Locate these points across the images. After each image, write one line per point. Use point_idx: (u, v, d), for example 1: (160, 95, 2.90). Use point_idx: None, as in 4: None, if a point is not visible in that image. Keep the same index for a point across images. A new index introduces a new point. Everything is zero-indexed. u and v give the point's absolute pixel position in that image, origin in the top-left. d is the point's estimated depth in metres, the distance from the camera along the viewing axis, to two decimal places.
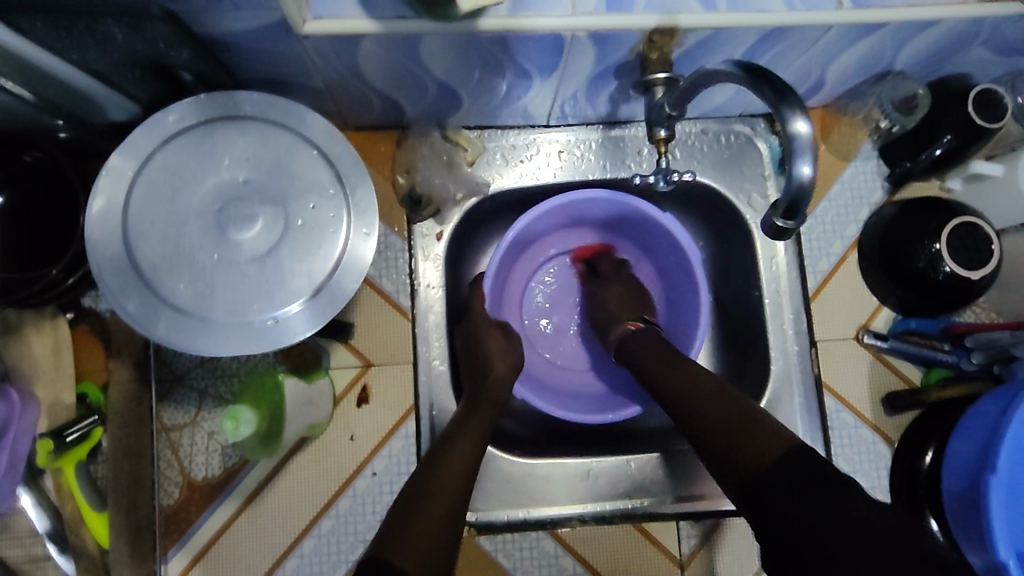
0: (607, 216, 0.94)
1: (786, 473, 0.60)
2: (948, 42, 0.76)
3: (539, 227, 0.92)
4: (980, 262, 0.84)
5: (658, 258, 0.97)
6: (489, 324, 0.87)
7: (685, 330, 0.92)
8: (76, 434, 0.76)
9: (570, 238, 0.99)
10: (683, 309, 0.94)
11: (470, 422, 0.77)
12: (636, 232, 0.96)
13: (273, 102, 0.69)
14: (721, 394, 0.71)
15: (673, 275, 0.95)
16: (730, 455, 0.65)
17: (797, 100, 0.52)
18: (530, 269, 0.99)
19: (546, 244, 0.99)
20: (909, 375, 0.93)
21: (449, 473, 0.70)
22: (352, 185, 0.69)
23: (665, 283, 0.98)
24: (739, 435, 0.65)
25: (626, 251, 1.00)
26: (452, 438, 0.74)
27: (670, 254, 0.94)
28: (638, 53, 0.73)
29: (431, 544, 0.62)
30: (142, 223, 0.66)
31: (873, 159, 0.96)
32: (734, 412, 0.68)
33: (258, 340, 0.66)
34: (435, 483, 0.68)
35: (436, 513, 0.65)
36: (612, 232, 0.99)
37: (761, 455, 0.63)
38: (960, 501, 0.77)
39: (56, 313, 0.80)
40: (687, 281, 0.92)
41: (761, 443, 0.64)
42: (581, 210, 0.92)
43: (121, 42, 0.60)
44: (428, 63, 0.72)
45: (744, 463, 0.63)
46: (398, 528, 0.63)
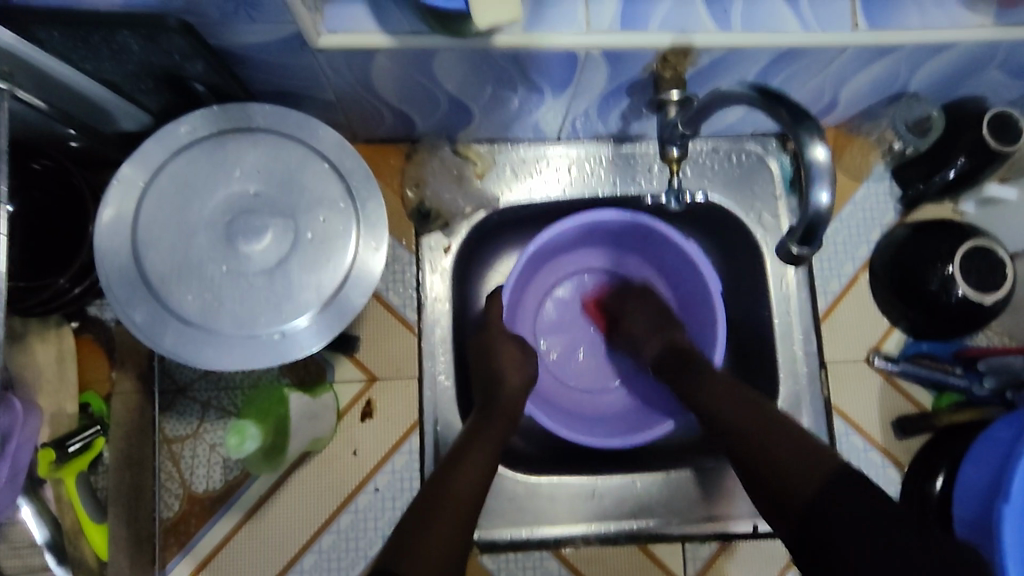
0: (627, 237, 0.94)
1: (837, 503, 0.60)
2: (964, 65, 0.75)
3: (560, 243, 0.92)
4: (992, 286, 0.83)
5: (677, 287, 0.96)
6: (504, 336, 0.86)
7: (700, 354, 0.91)
8: (79, 444, 0.76)
9: (591, 258, 0.99)
10: (699, 337, 0.92)
11: (483, 435, 0.76)
12: (657, 257, 0.96)
13: (285, 115, 0.69)
14: (771, 414, 0.70)
15: (690, 299, 0.94)
16: (779, 479, 0.65)
17: (814, 124, 0.51)
18: (548, 285, 0.98)
19: (566, 260, 0.98)
20: (920, 399, 0.92)
21: (458, 490, 0.69)
22: (362, 199, 0.68)
23: (682, 311, 0.97)
24: (783, 464, 0.65)
25: (645, 277, 1.00)
26: (464, 451, 0.73)
27: (689, 280, 0.93)
28: (651, 71, 0.72)
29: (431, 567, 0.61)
30: (152, 232, 0.65)
31: (885, 180, 0.95)
32: (779, 433, 0.68)
33: (264, 353, 0.65)
34: (446, 498, 0.67)
35: (433, 536, 0.63)
36: (633, 256, 0.98)
37: (812, 477, 0.63)
38: (975, 530, 0.75)
39: (61, 322, 0.80)
40: (704, 309, 0.91)
41: (808, 470, 0.64)
42: (606, 228, 0.92)
43: (135, 53, 0.60)
44: (441, 78, 0.72)
45: (792, 489, 0.63)
46: (404, 544, 0.62)
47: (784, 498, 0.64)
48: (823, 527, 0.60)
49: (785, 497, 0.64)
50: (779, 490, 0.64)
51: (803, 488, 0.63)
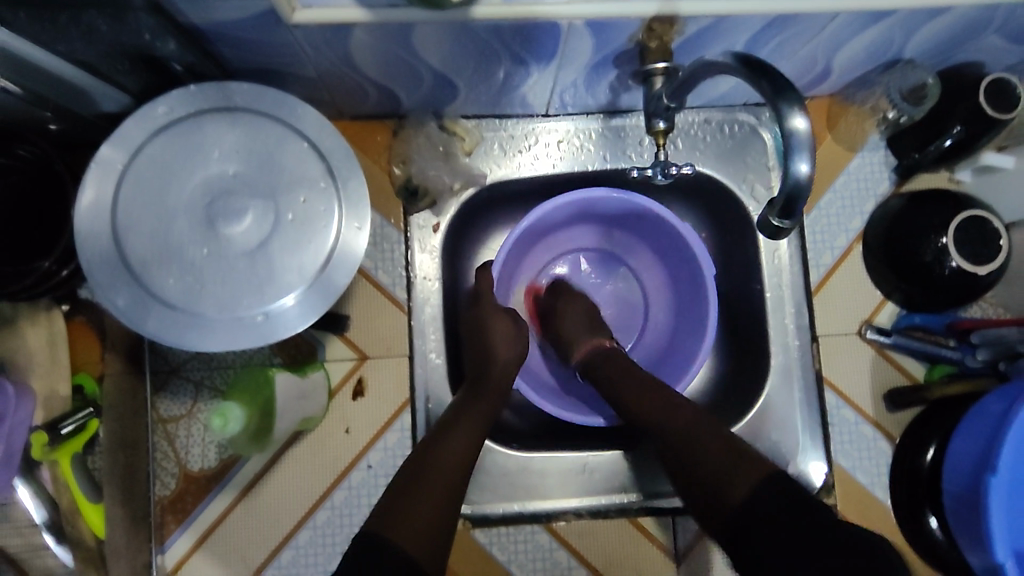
0: (621, 215, 0.93)
1: (760, 508, 0.57)
2: (960, 30, 0.73)
3: (554, 219, 0.91)
4: (987, 257, 0.82)
5: (672, 267, 0.95)
6: (497, 310, 0.85)
7: (690, 338, 0.91)
8: (71, 426, 0.76)
9: (587, 236, 0.98)
10: (690, 319, 0.92)
11: (472, 409, 0.76)
12: (654, 237, 0.94)
13: (264, 93, 0.68)
14: (681, 415, 0.69)
15: (684, 279, 0.93)
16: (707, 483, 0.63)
17: (795, 96, 0.49)
18: (543, 260, 0.98)
19: (561, 237, 0.97)
20: (911, 371, 0.92)
21: (448, 459, 0.69)
22: (343, 178, 0.68)
23: (676, 293, 0.96)
24: (705, 470, 0.63)
25: (641, 256, 0.98)
26: (451, 425, 0.73)
27: (683, 263, 0.92)
28: (636, 42, 0.70)
29: (423, 534, 0.62)
30: (132, 217, 0.65)
31: (881, 150, 0.94)
32: (697, 434, 0.67)
33: (249, 335, 0.65)
34: (435, 467, 0.68)
35: (431, 504, 0.64)
36: (629, 235, 0.97)
37: (735, 484, 0.61)
38: (961, 502, 0.76)
39: (50, 305, 0.80)
40: (697, 292, 0.91)
41: (725, 469, 0.62)
42: (604, 208, 0.91)
43: (105, 33, 0.59)
44: (422, 52, 0.71)
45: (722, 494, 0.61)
46: (394, 511, 0.63)
47: (714, 505, 0.61)
48: (749, 531, 0.57)
49: (716, 507, 0.61)
50: (714, 500, 0.61)
51: (732, 492, 0.60)
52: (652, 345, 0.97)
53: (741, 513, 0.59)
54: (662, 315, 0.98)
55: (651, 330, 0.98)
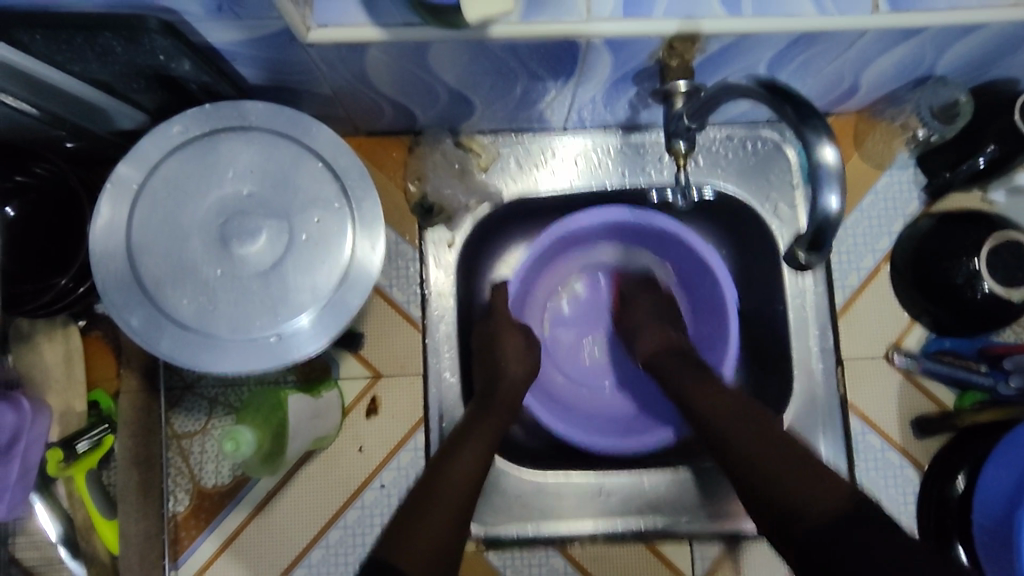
0: (648, 237, 0.91)
1: (854, 527, 0.57)
2: (995, 46, 0.70)
3: (578, 236, 0.90)
4: (1021, 280, 0.79)
5: (694, 291, 0.94)
6: (510, 325, 0.85)
7: (710, 366, 0.89)
8: (86, 444, 0.76)
9: (610, 254, 0.96)
10: (711, 346, 0.91)
11: (483, 424, 0.75)
12: (677, 259, 0.93)
13: (279, 113, 0.67)
14: (761, 425, 0.68)
15: (708, 304, 0.91)
16: (785, 496, 0.61)
17: (820, 123, 0.48)
18: (564, 275, 0.96)
19: (582, 254, 0.95)
20: (941, 398, 0.89)
21: (456, 477, 0.69)
22: (357, 199, 0.67)
23: (699, 319, 0.94)
24: (783, 483, 0.62)
25: (663, 278, 0.97)
26: (460, 441, 0.73)
27: (708, 290, 0.91)
28: (657, 59, 0.69)
29: (430, 556, 0.61)
30: (147, 237, 0.65)
31: (909, 168, 0.91)
32: (829, 493, 0.60)
33: (262, 357, 0.65)
34: (442, 483, 0.68)
35: (440, 524, 0.64)
36: (651, 258, 0.95)
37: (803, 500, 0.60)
38: (990, 535, 0.74)
39: (67, 321, 0.80)
40: (720, 319, 0.89)
41: (810, 481, 0.61)
42: (630, 226, 0.89)
43: (118, 54, 0.59)
44: (437, 70, 0.70)
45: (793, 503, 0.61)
46: (400, 531, 0.63)
47: (789, 519, 0.60)
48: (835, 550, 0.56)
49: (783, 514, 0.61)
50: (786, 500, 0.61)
51: (813, 509, 0.59)
52: None
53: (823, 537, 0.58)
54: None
55: (667, 355, 0.96)
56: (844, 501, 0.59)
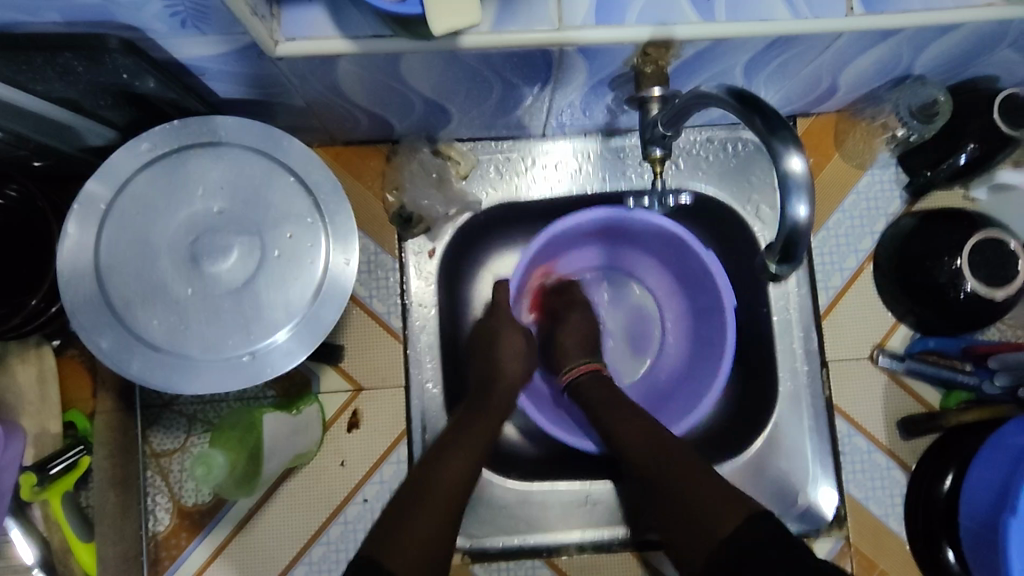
0: (644, 240, 0.91)
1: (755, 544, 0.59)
2: (971, 45, 0.70)
3: (572, 238, 0.90)
4: (1004, 279, 0.79)
5: (689, 296, 0.93)
6: (511, 321, 0.85)
7: (704, 372, 0.89)
8: (61, 466, 0.75)
9: (606, 259, 0.95)
10: (705, 352, 0.90)
11: (473, 428, 0.75)
12: (673, 264, 0.92)
13: (248, 127, 0.66)
14: (670, 447, 0.71)
15: (705, 310, 0.91)
16: (698, 522, 0.63)
17: (788, 133, 0.47)
18: (559, 279, 0.95)
19: (576, 257, 0.95)
20: (926, 398, 0.88)
21: (443, 481, 0.69)
22: (330, 212, 0.66)
23: (694, 325, 0.93)
24: (697, 502, 0.64)
25: (658, 283, 0.96)
26: (450, 443, 0.73)
27: (702, 295, 0.90)
28: (632, 65, 0.68)
29: (415, 556, 0.62)
30: (116, 257, 0.64)
31: (891, 167, 0.90)
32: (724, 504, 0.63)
33: (236, 375, 0.64)
34: (430, 487, 0.68)
35: (425, 528, 0.64)
36: (648, 260, 0.95)
37: (712, 524, 0.62)
38: (978, 538, 0.73)
39: (40, 341, 0.78)
40: (714, 325, 0.89)
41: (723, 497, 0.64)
42: (626, 229, 0.89)
43: (80, 73, 0.57)
44: (411, 80, 0.69)
45: (704, 526, 0.63)
46: (387, 533, 0.63)
47: (694, 538, 0.63)
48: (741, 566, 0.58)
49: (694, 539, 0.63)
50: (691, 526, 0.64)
51: (718, 529, 0.61)
52: (663, 377, 0.95)
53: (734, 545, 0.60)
54: (678, 345, 0.95)
55: (662, 363, 0.95)
56: (741, 522, 0.61)
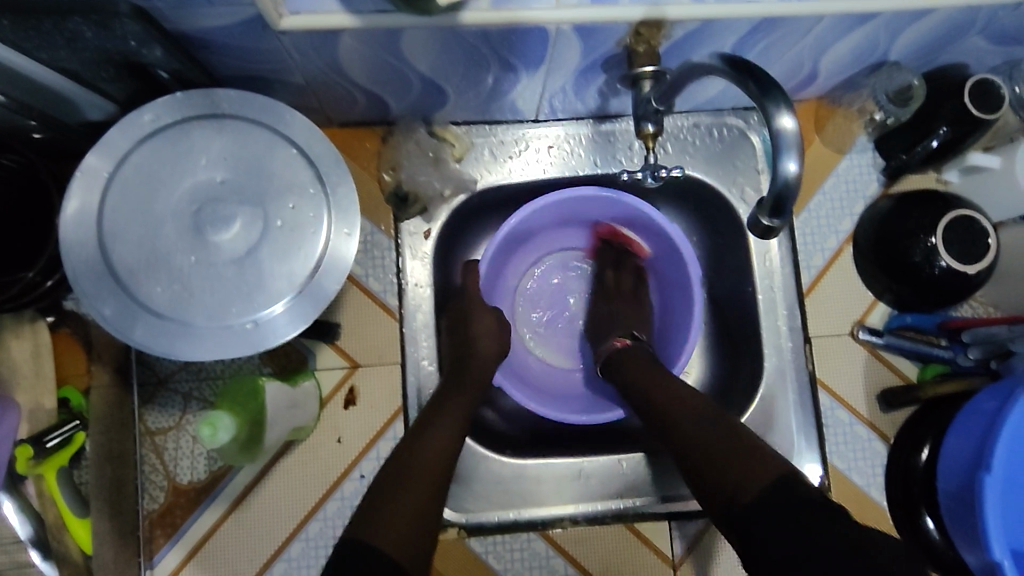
0: (612, 218, 0.93)
1: (771, 508, 0.61)
2: (944, 31, 0.74)
3: (543, 219, 0.92)
4: (976, 257, 0.83)
5: (660, 270, 0.96)
6: (484, 305, 0.85)
7: (675, 342, 0.92)
8: (57, 440, 0.75)
9: (582, 240, 0.98)
10: (677, 325, 0.92)
11: (452, 404, 0.76)
12: (645, 244, 0.95)
13: (251, 100, 0.67)
14: (703, 411, 0.73)
15: (673, 283, 0.94)
16: (716, 478, 0.66)
17: (781, 96, 0.50)
18: (536, 261, 0.98)
19: (553, 240, 0.98)
20: (904, 371, 0.92)
21: (429, 456, 0.69)
22: (332, 184, 0.67)
23: (664, 297, 0.96)
24: (719, 467, 0.67)
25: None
26: (432, 420, 0.73)
27: (674, 272, 0.93)
28: (625, 46, 0.71)
29: (405, 531, 0.62)
30: (118, 226, 0.64)
31: (868, 152, 0.94)
32: (749, 466, 0.65)
33: (238, 344, 0.64)
34: (415, 464, 0.68)
35: (412, 503, 0.64)
36: (615, 236, 0.97)
37: (744, 489, 0.64)
38: (956, 499, 0.76)
39: (36, 316, 0.79)
40: (684, 296, 0.91)
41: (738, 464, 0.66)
42: (593, 207, 0.91)
43: (86, 40, 0.59)
44: (410, 58, 0.71)
45: (730, 491, 0.65)
46: (376, 514, 0.63)
47: (722, 503, 0.65)
48: (749, 530, 0.62)
49: (724, 503, 0.65)
50: (720, 490, 0.66)
51: (745, 493, 0.64)
52: None
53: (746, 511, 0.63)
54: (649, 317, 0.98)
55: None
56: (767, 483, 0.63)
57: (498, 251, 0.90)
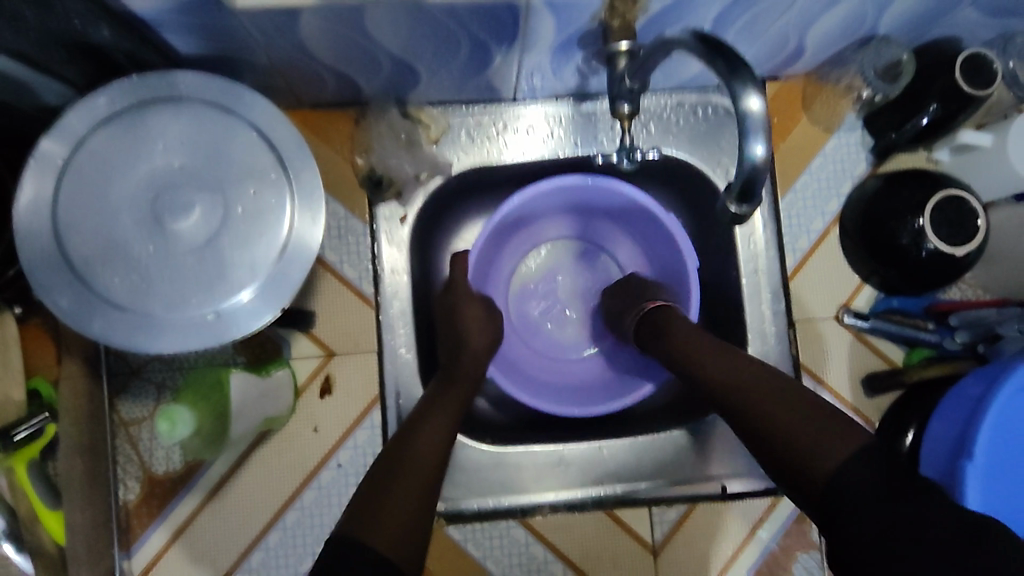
0: (608, 206, 0.90)
1: (865, 481, 0.55)
2: (934, 2, 0.71)
3: (537, 206, 0.89)
4: (964, 237, 0.81)
5: (656, 261, 0.93)
6: (471, 295, 0.83)
7: None
8: (24, 434, 0.72)
9: (572, 225, 0.95)
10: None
11: (447, 398, 0.74)
12: (637, 227, 0.92)
13: (210, 83, 0.65)
14: (766, 380, 0.66)
15: (668, 276, 0.91)
16: (795, 454, 0.60)
17: (749, 74, 0.48)
18: (526, 249, 0.95)
19: (544, 226, 0.95)
20: (891, 356, 0.90)
21: (423, 452, 0.66)
22: (295, 169, 0.65)
23: None
24: (794, 442, 0.60)
25: (624, 249, 0.96)
26: (426, 414, 0.71)
27: (668, 259, 0.90)
28: (600, 21, 0.68)
29: (395, 528, 0.59)
30: (73, 214, 0.63)
31: (857, 130, 0.91)
32: (834, 438, 0.59)
33: (200, 335, 0.63)
34: (409, 458, 0.65)
35: (406, 499, 0.61)
36: (610, 225, 0.95)
37: (825, 464, 0.57)
38: (935, 485, 0.75)
39: (1, 308, 0.77)
40: (679, 289, 0.89)
41: (825, 443, 0.58)
42: (588, 195, 0.89)
43: (32, 21, 0.57)
44: (377, 37, 0.68)
45: (813, 466, 0.58)
46: (367, 509, 0.60)
47: (798, 478, 0.59)
48: (839, 503, 0.55)
49: (804, 481, 0.59)
50: (797, 469, 0.59)
51: (826, 467, 0.57)
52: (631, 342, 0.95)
53: (829, 489, 0.56)
54: None
55: None
56: (853, 456, 0.57)
57: (489, 240, 0.88)
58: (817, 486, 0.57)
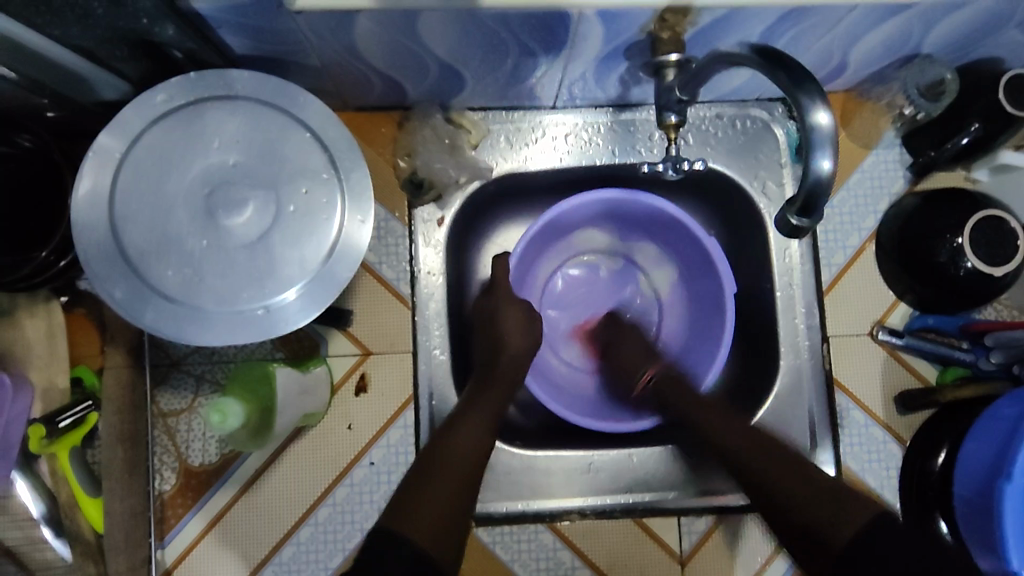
0: (646, 219, 0.91)
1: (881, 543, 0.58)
2: (980, 23, 0.71)
3: (575, 217, 0.90)
4: (1004, 258, 0.80)
5: (691, 277, 0.94)
6: (510, 299, 0.84)
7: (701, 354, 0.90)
8: (68, 420, 0.75)
9: (610, 237, 0.96)
10: (704, 334, 0.91)
11: (480, 402, 0.74)
12: (673, 243, 0.93)
13: (266, 83, 0.66)
14: (773, 453, 0.70)
15: (703, 293, 0.92)
16: (811, 511, 0.63)
17: (815, 88, 0.48)
18: (562, 257, 0.96)
19: (580, 235, 0.95)
20: (923, 373, 0.90)
21: (457, 454, 0.67)
22: (345, 169, 0.66)
23: (693, 306, 0.94)
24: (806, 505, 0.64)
25: (659, 263, 0.97)
26: (461, 417, 0.72)
27: (704, 278, 0.91)
28: (648, 32, 0.69)
29: (428, 523, 0.59)
30: (130, 207, 0.64)
31: (895, 147, 0.92)
32: (840, 503, 0.63)
33: (249, 328, 0.64)
34: (445, 460, 0.66)
35: (441, 499, 0.62)
36: (646, 239, 0.95)
37: (842, 524, 0.60)
38: (970, 506, 0.75)
39: (50, 296, 0.79)
40: (713, 307, 0.90)
41: (830, 509, 0.62)
42: (628, 208, 0.89)
43: (100, 17, 0.58)
44: (429, 42, 0.69)
45: (823, 532, 0.61)
46: (403, 507, 0.60)
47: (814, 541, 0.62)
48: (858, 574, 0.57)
49: (820, 546, 0.61)
50: (815, 532, 0.62)
51: (845, 527, 0.60)
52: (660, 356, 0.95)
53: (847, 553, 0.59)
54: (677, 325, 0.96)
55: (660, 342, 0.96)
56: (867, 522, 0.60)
57: (527, 248, 0.89)
58: (834, 556, 0.60)
